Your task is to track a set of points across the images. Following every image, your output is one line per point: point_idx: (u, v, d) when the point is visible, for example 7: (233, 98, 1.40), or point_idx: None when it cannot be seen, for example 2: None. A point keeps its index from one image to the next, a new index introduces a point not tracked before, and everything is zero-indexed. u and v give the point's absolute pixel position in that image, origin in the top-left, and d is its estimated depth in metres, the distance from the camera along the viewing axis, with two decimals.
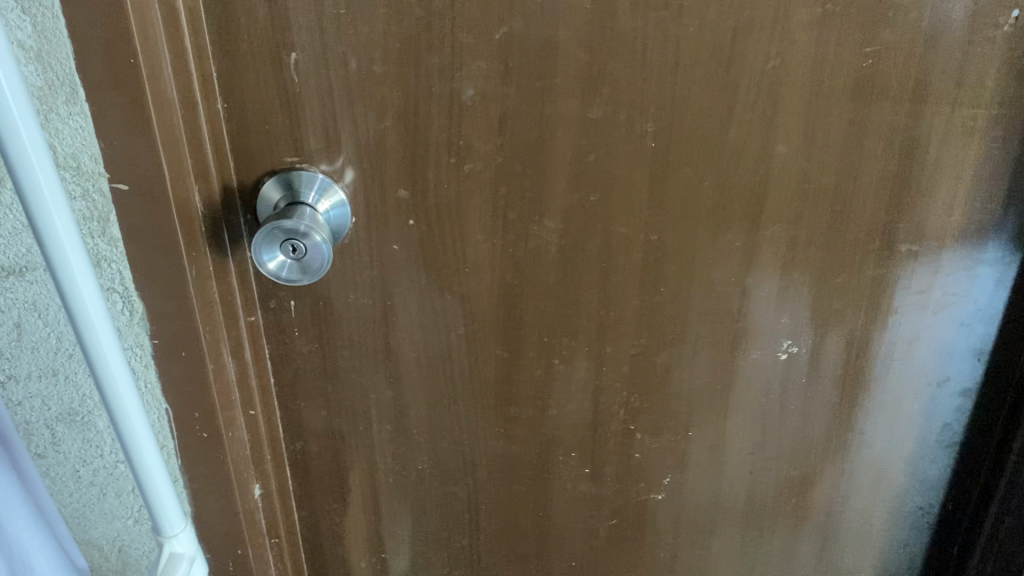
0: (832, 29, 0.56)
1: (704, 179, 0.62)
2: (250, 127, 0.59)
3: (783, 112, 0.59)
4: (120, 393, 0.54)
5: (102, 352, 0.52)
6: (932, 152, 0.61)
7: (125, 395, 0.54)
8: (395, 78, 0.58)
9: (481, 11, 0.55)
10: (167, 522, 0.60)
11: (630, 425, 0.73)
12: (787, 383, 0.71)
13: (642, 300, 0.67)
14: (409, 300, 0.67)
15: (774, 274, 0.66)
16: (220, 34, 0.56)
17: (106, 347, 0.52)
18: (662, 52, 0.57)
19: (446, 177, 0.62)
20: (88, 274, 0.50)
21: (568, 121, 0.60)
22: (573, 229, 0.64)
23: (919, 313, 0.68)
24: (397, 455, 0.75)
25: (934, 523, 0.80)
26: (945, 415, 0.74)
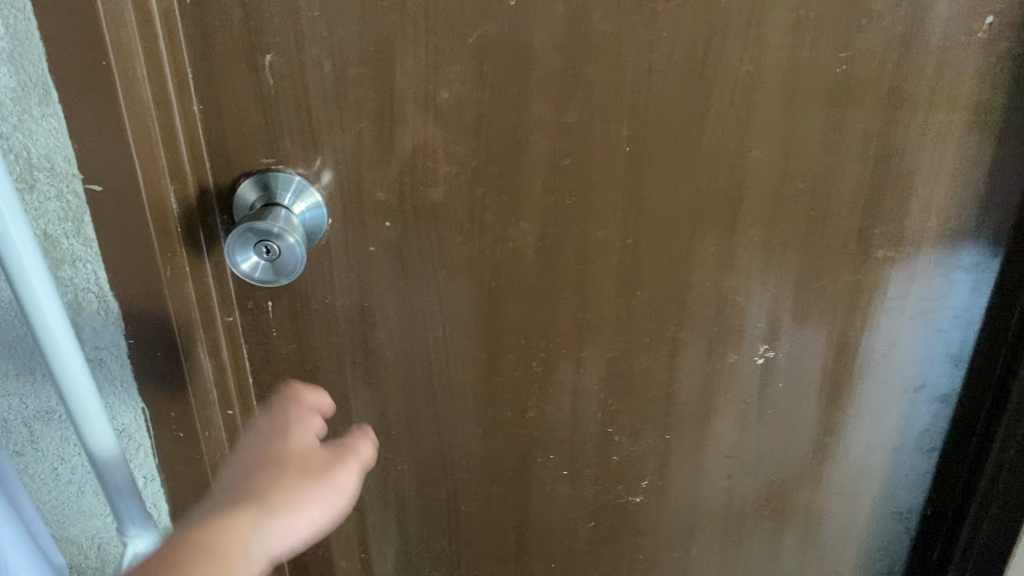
0: (806, 35, 0.56)
1: (680, 183, 0.62)
2: (226, 128, 0.59)
3: (758, 117, 0.59)
4: (89, 412, 0.52)
5: (69, 372, 0.51)
6: (908, 158, 0.61)
7: (94, 414, 0.53)
8: (371, 81, 0.58)
9: (455, 14, 0.55)
10: (141, 540, 0.59)
11: (609, 428, 0.73)
12: (765, 387, 0.71)
13: (619, 303, 0.67)
14: (387, 302, 0.67)
15: (751, 279, 0.66)
16: (194, 35, 0.56)
17: (74, 367, 0.51)
18: (637, 56, 0.57)
19: (423, 179, 0.62)
20: (54, 298, 0.48)
21: (543, 124, 0.60)
22: (549, 232, 0.64)
23: (896, 320, 0.68)
24: (377, 455, 0.75)
25: (916, 527, 0.80)
26: (922, 421, 0.74)
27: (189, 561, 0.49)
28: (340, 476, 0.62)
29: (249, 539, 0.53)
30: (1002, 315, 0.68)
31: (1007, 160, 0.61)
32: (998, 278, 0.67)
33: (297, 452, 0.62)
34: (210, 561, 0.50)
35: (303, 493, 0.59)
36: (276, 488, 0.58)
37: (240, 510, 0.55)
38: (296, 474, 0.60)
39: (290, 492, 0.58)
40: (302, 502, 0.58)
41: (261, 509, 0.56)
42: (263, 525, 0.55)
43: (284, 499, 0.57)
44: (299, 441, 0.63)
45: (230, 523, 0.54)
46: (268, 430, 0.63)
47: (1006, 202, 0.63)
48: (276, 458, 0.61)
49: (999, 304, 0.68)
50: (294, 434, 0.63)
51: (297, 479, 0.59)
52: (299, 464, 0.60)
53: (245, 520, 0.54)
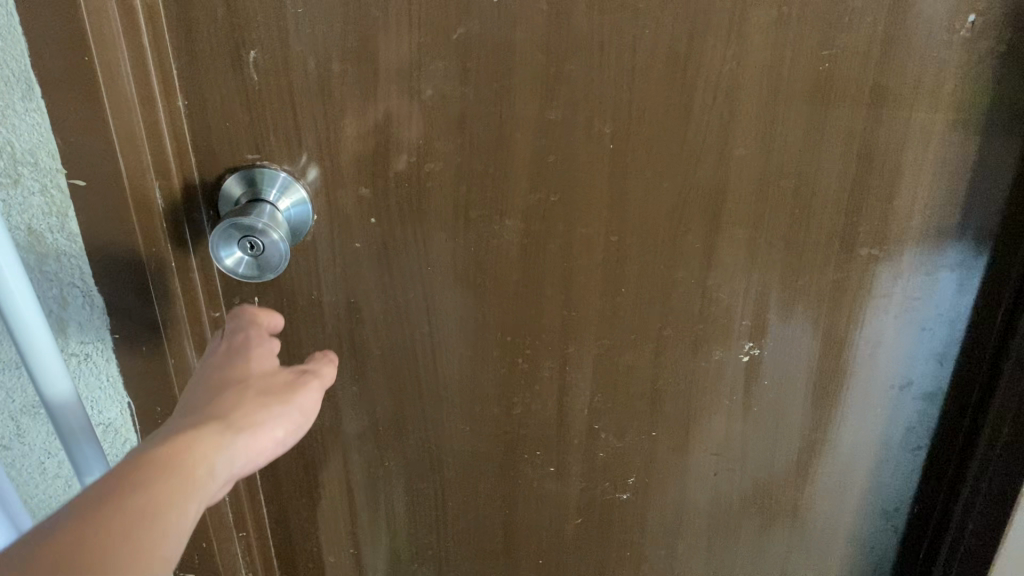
0: (788, 33, 0.56)
1: (664, 180, 0.62)
2: (211, 124, 0.59)
3: (741, 115, 0.59)
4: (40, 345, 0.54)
5: (14, 303, 0.53)
6: (891, 156, 0.61)
7: (42, 349, 0.55)
8: (354, 77, 0.58)
9: (437, 11, 0.56)
10: (90, 477, 0.60)
11: (595, 425, 0.74)
12: (751, 385, 0.71)
13: (604, 300, 0.67)
14: (373, 298, 0.67)
15: (735, 276, 0.66)
16: (178, 31, 0.56)
17: (21, 300, 0.53)
18: (619, 53, 0.57)
19: (407, 176, 0.62)
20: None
21: (526, 121, 0.60)
22: (533, 229, 0.64)
23: (881, 318, 0.68)
24: (364, 451, 0.75)
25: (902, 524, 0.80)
26: (908, 419, 0.74)
27: (159, 493, 0.40)
28: (305, 393, 0.55)
29: (208, 457, 0.45)
30: (988, 314, 0.68)
31: (990, 159, 0.61)
32: (983, 277, 0.67)
33: (257, 367, 0.54)
34: (185, 489, 0.42)
35: (267, 404, 0.52)
36: (241, 405, 0.50)
37: (196, 433, 0.46)
38: (261, 391, 0.52)
39: (255, 406, 0.51)
40: (270, 412, 0.51)
41: (227, 427, 0.48)
42: (231, 435, 0.47)
43: (250, 414, 0.50)
44: (259, 357, 0.55)
45: (186, 443, 0.45)
46: (228, 351, 0.55)
47: (991, 201, 0.63)
48: (241, 374, 0.53)
49: (984, 303, 0.68)
50: (252, 349, 0.55)
51: (261, 394, 0.52)
52: (262, 382, 0.53)
53: (209, 439, 0.46)
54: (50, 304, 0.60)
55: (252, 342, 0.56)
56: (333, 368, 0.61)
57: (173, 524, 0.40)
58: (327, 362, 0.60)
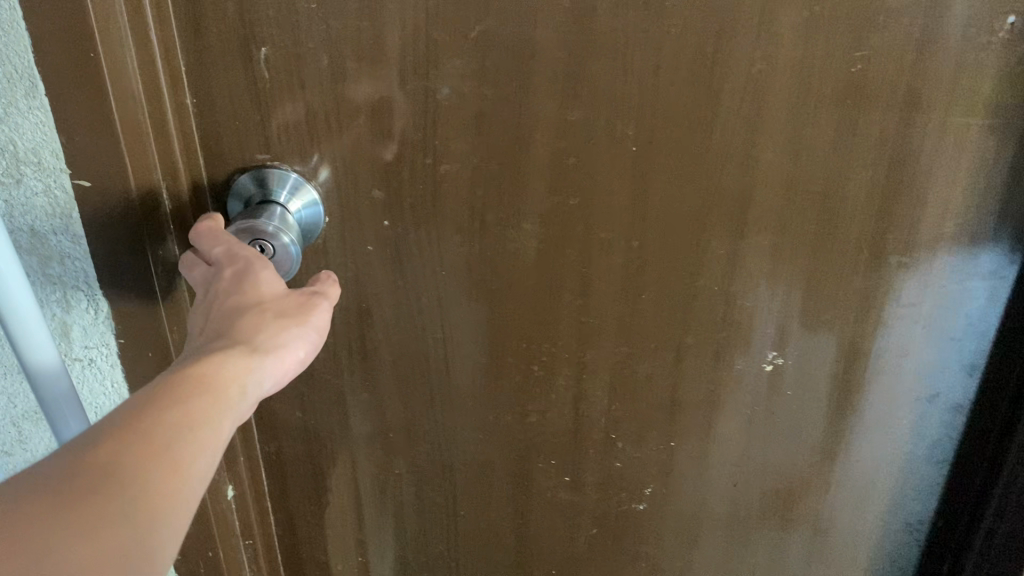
0: (820, 32, 0.54)
1: (687, 184, 0.60)
2: (220, 122, 0.57)
3: (769, 118, 0.57)
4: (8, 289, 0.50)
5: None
6: (924, 162, 0.59)
7: (14, 296, 0.50)
8: (369, 75, 0.56)
9: (456, 8, 0.54)
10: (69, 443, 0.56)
11: (611, 434, 0.72)
12: (774, 395, 0.69)
13: (624, 307, 0.65)
14: (385, 302, 0.65)
15: (759, 283, 0.64)
16: (187, 27, 0.54)
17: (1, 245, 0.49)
18: (643, 53, 0.55)
19: (422, 177, 0.60)
20: None
21: (546, 122, 0.58)
22: (551, 233, 0.62)
23: (908, 328, 0.66)
24: (374, 457, 0.73)
25: (927, 536, 0.78)
26: (935, 430, 0.71)
27: (172, 440, 0.39)
28: (319, 314, 0.52)
29: (222, 392, 0.43)
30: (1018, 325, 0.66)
31: None
32: (1016, 287, 0.64)
33: (266, 287, 0.50)
34: (195, 435, 0.40)
35: (283, 328, 0.49)
36: (256, 330, 0.47)
37: (211, 365, 0.44)
38: (275, 313, 0.49)
39: (273, 329, 0.48)
40: (287, 337, 0.48)
41: (243, 357, 0.45)
42: (247, 367, 0.45)
43: (265, 341, 0.47)
44: (265, 277, 0.50)
45: (200, 378, 0.43)
46: (232, 271, 0.51)
47: None
48: (251, 295, 0.49)
49: (1015, 313, 0.66)
50: (257, 270, 0.51)
51: (277, 316, 0.49)
52: (276, 304, 0.49)
53: (223, 373, 0.44)
54: (53, 308, 0.58)
55: (255, 263, 0.51)
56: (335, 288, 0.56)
57: (183, 473, 0.39)
58: (326, 285, 0.55)
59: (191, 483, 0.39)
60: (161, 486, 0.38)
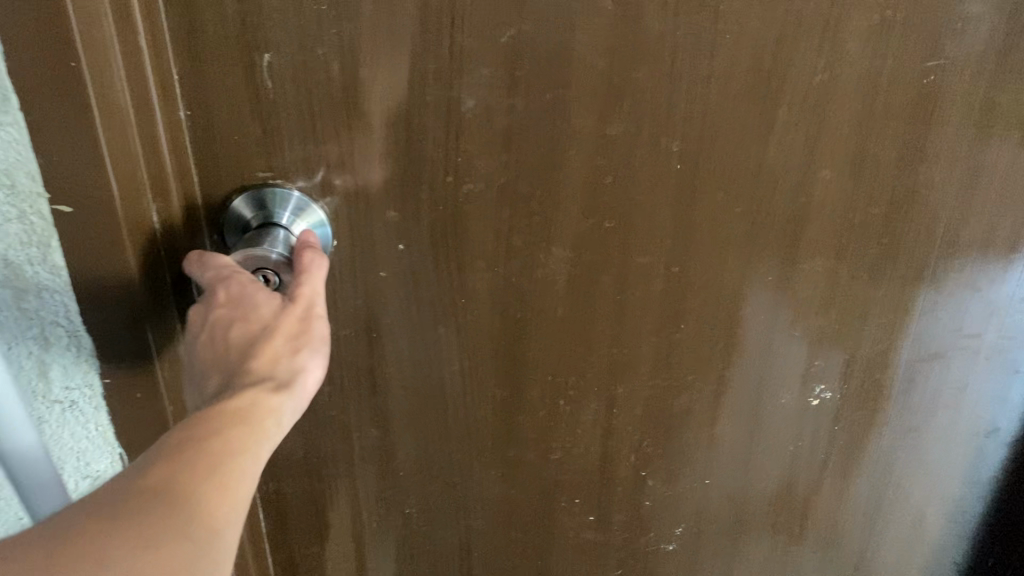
0: (891, 40, 0.48)
1: (737, 206, 0.54)
2: (217, 137, 0.51)
3: (830, 133, 0.52)
4: None
5: None
6: (994, 182, 0.54)
7: None
8: (385, 84, 0.50)
9: (486, 10, 0.48)
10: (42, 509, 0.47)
11: (642, 471, 0.66)
12: (819, 429, 0.64)
13: (661, 337, 0.60)
14: (398, 332, 0.59)
15: (810, 311, 0.58)
16: (179, 31, 0.48)
17: None
18: (694, 62, 0.49)
19: (442, 197, 0.54)
20: None
21: (582, 138, 0.52)
22: (585, 258, 0.57)
23: (971, 360, 0.62)
24: (382, 499, 0.67)
25: (966, 562, 0.75)
26: (989, 464, 0.68)
27: (215, 466, 0.38)
28: (321, 322, 0.49)
29: (258, 423, 0.42)
30: None
31: None
32: None
33: (267, 305, 0.46)
34: (238, 462, 0.39)
35: (301, 350, 0.47)
36: (275, 358, 0.45)
37: (241, 399, 0.42)
38: (287, 335, 0.46)
39: (289, 357, 0.46)
40: (305, 360, 0.47)
41: (272, 388, 0.44)
42: (277, 397, 0.44)
43: (285, 370, 0.45)
44: (263, 297, 0.47)
45: (237, 409, 0.41)
46: (227, 296, 0.46)
47: None
48: (256, 319, 0.46)
49: None
50: (253, 289, 0.47)
51: (287, 340, 0.46)
52: (284, 324, 0.47)
53: (257, 404, 0.42)
54: (30, 345, 0.51)
55: (249, 284, 0.47)
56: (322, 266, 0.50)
57: (232, 499, 0.37)
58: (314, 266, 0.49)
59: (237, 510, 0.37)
60: (213, 512, 0.36)
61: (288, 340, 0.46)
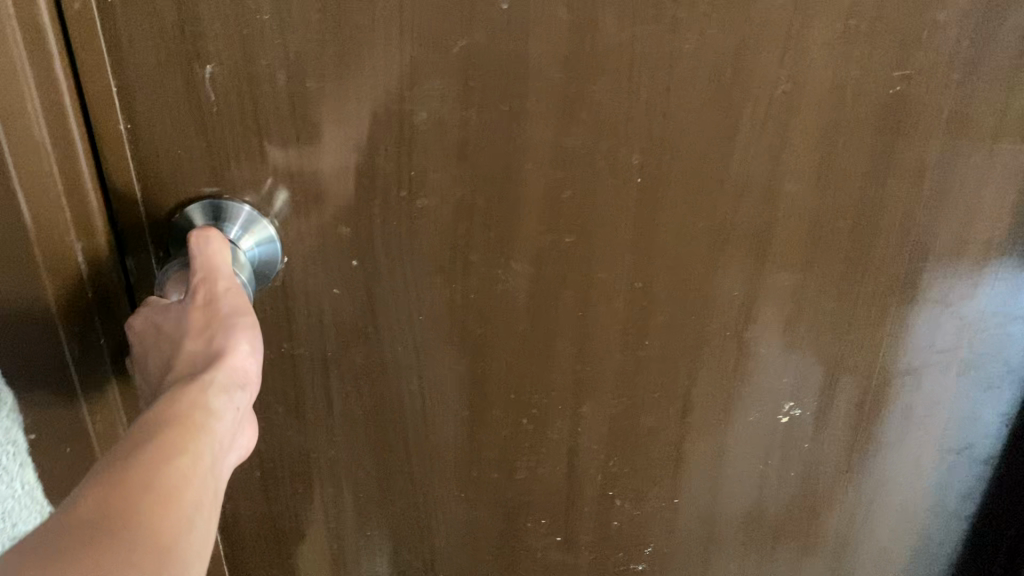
0: (854, 50, 0.47)
1: (700, 221, 0.53)
2: (159, 152, 0.49)
3: (794, 146, 0.50)
4: None
5: None
6: (964, 196, 0.52)
7: None
8: (333, 96, 0.48)
9: (435, 20, 0.46)
10: None
11: (609, 491, 0.64)
12: (789, 446, 0.62)
13: (625, 355, 0.58)
14: (354, 351, 0.57)
15: (777, 328, 0.57)
16: (117, 41, 0.46)
17: None
18: (652, 72, 0.48)
19: (395, 213, 0.52)
20: None
21: (539, 151, 0.50)
22: (545, 274, 0.55)
23: (941, 375, 0.60)
24: (342, 520, 0.65)
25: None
26: (963, 482, 0.66)
27: (146, 469, 0.36)
28: (230, 297, 0.46)
29: (176, 411, 0.40)
30: None
31: None
32: None
33: (169, 321, 0.45)
34: (170, 457, 0.37)
35: (216, 334, 0.45)
36: (192, 358, 0.44)
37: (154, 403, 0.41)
38: (196, 331, 0.45)
39: (206, 347, 0.44)
40: (225, 340, 0.45)
41: (193, 379, 0.42)
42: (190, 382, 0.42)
43: (203, 357, 0.44)
44: (163, 319, 0.46)
45: (159, 412, 0.39)
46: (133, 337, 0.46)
47: None
48: (164, 337, 0.45)
49: None
50: (154, 316, 0.46)
51: (199, 335, 0.45)
52: (188, 324, 0.45)
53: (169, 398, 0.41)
54: None
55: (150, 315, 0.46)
56: (210, 242, 0.48)
57: (171, 495, 0.35)
58: (207, 245, 0.48)
59: (182, 506, 0.36)
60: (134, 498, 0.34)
61: (200, 334, 0.45)
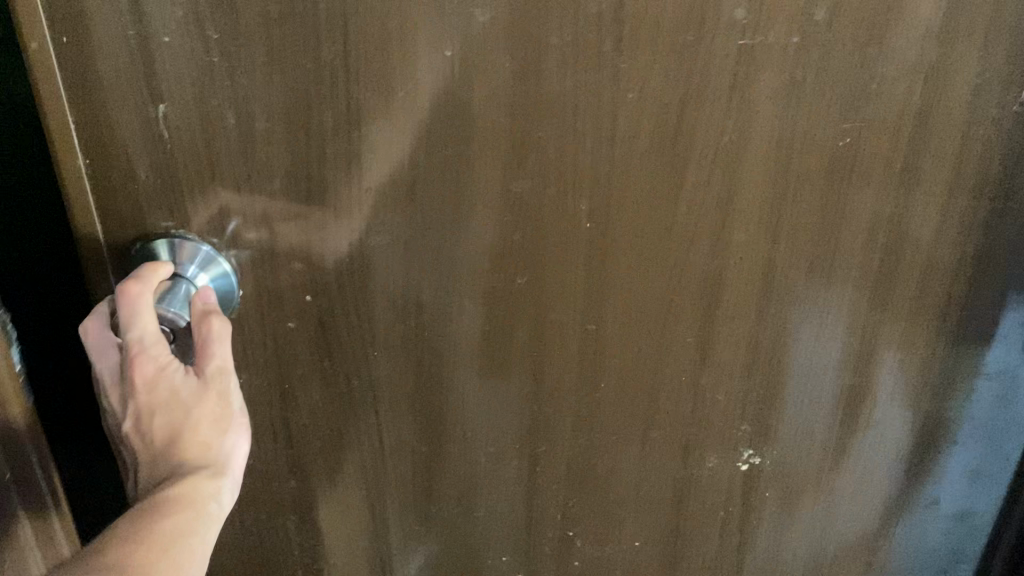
0: (802, 101, 0.46)
1: (650, 267, 0.52)
2: (116, 185, 0.50)
3: (742, 197, 0.49)
4: None
5: None
6: (920, 250, 0.51)
7: None
8: (282, 137, 0.49)
9: (380, 64, 0.47)
10: None
11: (568, 531, 0.64)
12: (750, 492, 0.62)
13: (580, 397, 0.58)
14: (312, 384, 0.58)
15: (733, 376, 0.56)
16: (74, 80, 0.47)
17: None
18: (596, 120, 0.48)
19: (348, 251, 0.53)
20: None
21: (487, 194, 0.50)
22: (497, 315, 0.55)
23: (900, 432, 0.59)
24: (305, 549, 0.66)
25: None
26: (933, 535, 0.65)
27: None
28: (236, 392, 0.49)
29: (199, 522, 0.44)
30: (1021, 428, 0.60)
31: None
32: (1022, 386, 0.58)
33: (185, 391, 0.46)
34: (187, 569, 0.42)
35: (225, 425, 0.48)
36: (201, 445, 0.47)
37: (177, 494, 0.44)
38: (209, 417, 0.47)
39: (215, 436, 0.47)
40: (232, 440, 0.49)
41: (206, 478, 0.46)
42: (213, 480, 0.46)
43: (212, 452, 0.47)
44: (180, 381, 0.46)
45: (179, 508, 0.44)
46: (144, 383, 0.45)
47: None
48: (177, 405, 0.46)
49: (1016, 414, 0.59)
50: (171, 372, 0.46)
51: (210, 420, 0.47)
52: (204, 407, 0.47)
53: (197, 490, 0.45)
54: None
55: (166, 367, 0.45)
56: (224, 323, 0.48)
57: None
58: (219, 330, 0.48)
59: None
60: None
61: (211, 420, 0.47)
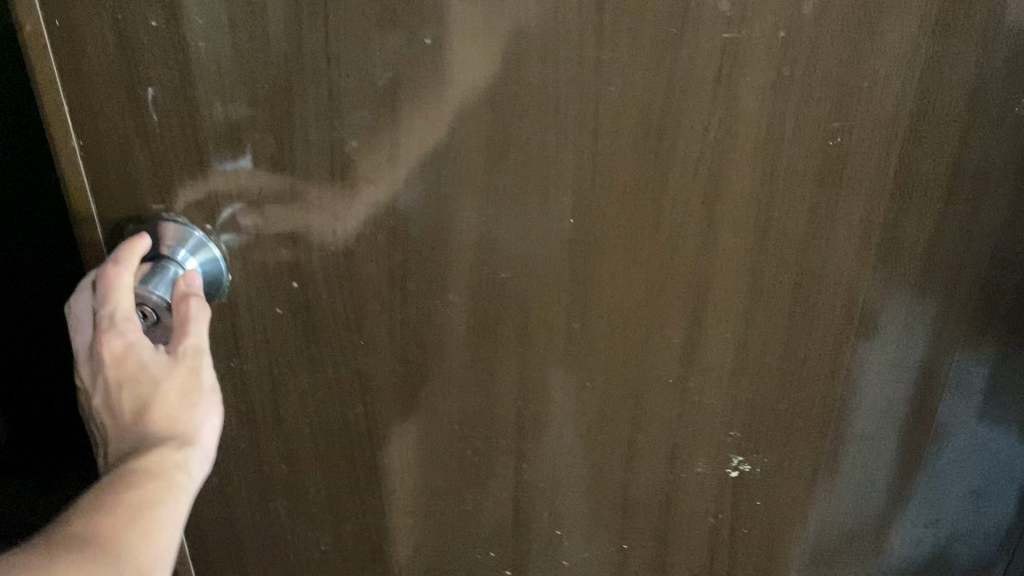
0: (790, 99, 0.45)
1: (635, 265, 0.52)
2: (105, 168, 0.50)
3: (728, 195, 0.49)
4: None
5: None
6: (902, 252, 0.52)
7: None
8: (265, 123, 0.48)
9: (360, 51, 0.45)
10: None
11: (557, 529, 0.64)
12: (738, 498, 0.62)
13: (567, 394, 0.57)
14: (300, 370, 0.58)
15: (719, 377, 0.56)
16: (61, 60, 0.46)
17: None
18: (578, 114, 0.47)
19: (333, 239, 0.52)
20: None
21: (470, 187, 0.50)
22: (482, 309, 0.54)
23: (897, 412, 0.60)
24: (296, 534, 0.66)
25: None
26: (927, 500, 0.67)
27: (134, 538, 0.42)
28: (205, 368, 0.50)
29: (168, 486, 0.45)
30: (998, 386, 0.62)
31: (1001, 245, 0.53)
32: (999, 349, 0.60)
33: (155, 366, 0.47)
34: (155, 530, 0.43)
35: (193, 400, 0.49)
36: (171, 417, 0.48)
37: (147, 464, 0.45)
38: (178, 391, 0.48)
39: (184, 410, 0.49)
40: (201, 414, 0.50)
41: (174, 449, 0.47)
42: (181, 453, 0.47)
43: (181, 425, 0.48)
44: (149, 357, 0.47)
45: (148, 474, 0.45)
46: (112, 358, 0.46)
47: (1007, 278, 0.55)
48: (147, 380, 0.47)
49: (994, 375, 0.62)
50: (140, 347, 0.47)
51: (179, 394, 0.48)
52: (173, 381, 0.48)
53: (165, 460, 0.46)
54: None
55: (135, 343, 0.47)
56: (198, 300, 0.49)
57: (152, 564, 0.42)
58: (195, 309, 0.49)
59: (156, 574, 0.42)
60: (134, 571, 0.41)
61: (179, 394, 0.48)
